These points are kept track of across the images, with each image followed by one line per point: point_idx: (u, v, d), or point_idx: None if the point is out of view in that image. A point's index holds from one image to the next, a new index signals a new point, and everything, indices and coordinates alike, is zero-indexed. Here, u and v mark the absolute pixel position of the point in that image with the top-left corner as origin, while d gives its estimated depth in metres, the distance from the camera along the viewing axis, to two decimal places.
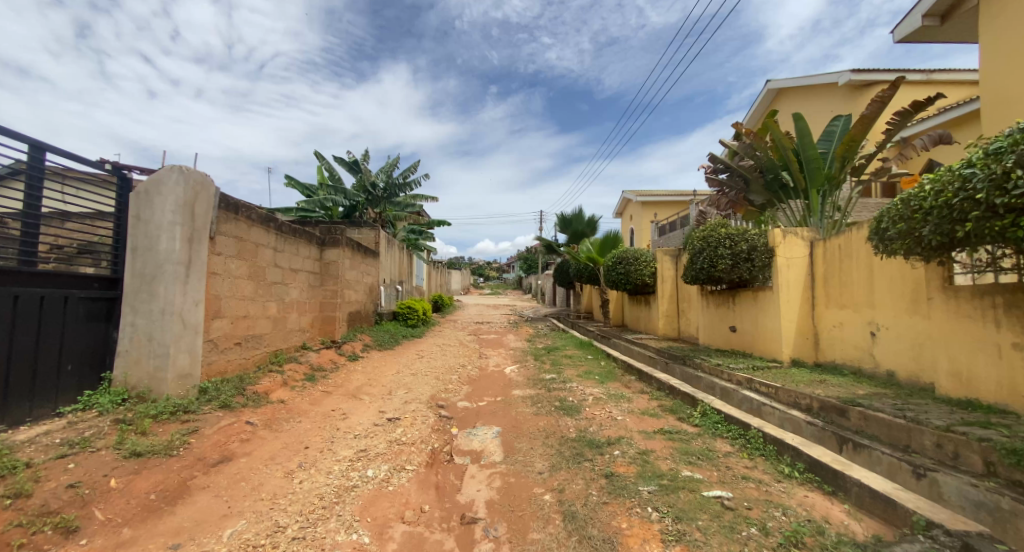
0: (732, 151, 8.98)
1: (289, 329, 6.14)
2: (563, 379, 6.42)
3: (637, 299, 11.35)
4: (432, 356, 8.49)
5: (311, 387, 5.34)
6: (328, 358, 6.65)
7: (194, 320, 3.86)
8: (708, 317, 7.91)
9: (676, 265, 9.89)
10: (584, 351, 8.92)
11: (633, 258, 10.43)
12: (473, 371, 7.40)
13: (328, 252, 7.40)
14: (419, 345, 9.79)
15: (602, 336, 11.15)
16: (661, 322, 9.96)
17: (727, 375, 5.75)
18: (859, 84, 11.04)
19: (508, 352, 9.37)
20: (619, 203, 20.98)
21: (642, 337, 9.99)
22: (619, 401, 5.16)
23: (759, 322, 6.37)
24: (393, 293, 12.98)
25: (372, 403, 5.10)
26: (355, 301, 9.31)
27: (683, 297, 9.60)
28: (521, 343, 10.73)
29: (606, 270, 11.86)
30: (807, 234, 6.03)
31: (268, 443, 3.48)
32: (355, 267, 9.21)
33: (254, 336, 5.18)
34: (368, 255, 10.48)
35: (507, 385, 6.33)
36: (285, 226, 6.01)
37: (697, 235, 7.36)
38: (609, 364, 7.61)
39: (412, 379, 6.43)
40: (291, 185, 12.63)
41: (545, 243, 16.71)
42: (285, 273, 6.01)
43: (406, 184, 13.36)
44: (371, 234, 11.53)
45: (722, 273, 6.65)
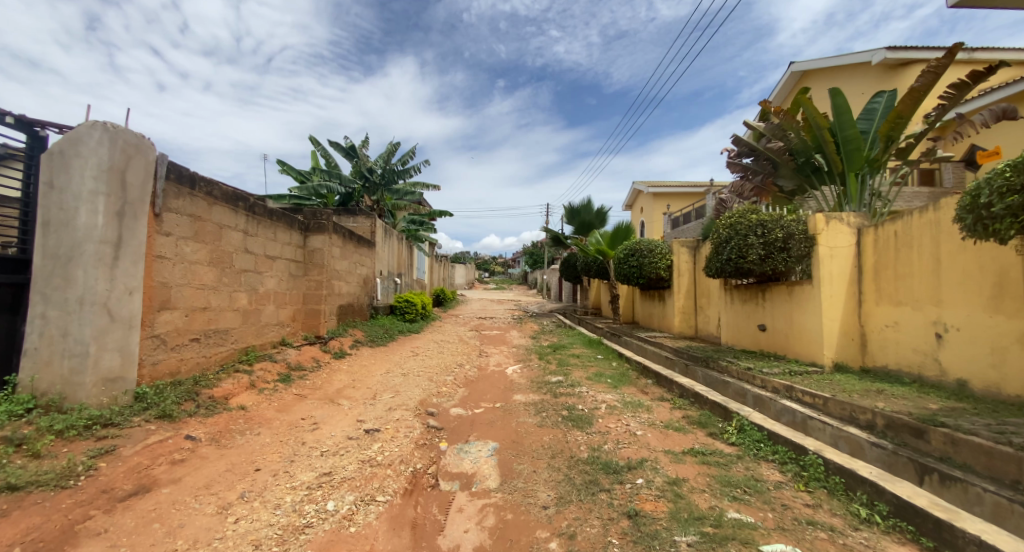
0: (758, 133, 8.16)
1: (264, 324, 5.49)
2: (572, 383, 5.69)
3: (650, 294, 10.58)
4: (428, 354, 7.79)
5: (283, 390, 4.66)
6: (310, 356, 5.99)
7: (125, 312, 3.20)
8: (732, 314, 7.14)
9: (694, 257, 9.12)
10: (594, 350, 8.18)
11: (647, 250, 9.66)
12: (472, 372, 6.70)
13: (313, 239, 6.71)
14: (415, 342, 9.11)
15: (613, 334, 10.40)
16: (676, 319, 9.20)
17: (760, 380, 5.02)
18: (895, 63, 10.13)
19: (511, 350, 8.64)
20: (629, 194, 20.14)
21: (656, 335, 9.23)
22: (638, 412, 4.43)
23: (795, 320, 5.60)
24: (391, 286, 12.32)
25: (352, 410, 4.41)
26: (346, 294, 8.64)
27: (702, 293, 8.82)
28: (525, 340, 10.02)
29: (616, 263, 11.08)
30: (854, 219, 5.24)
31: (206, 465, 2.82)
32: (346, 257, 8.54)
33: (216, 331, 4.52)
34: (362, 244, 9.80)
35: (508, 389, 5.62)
36: (259, 207, 5.33)
37: (722, 223, 6.58)
38: (622, 365, 6.87)
39: (403, 380, 5.74)
40: (284, 170, 11.97)
41: (551, 236, 15.94)
42: (259, 260, 5.35)
43: (405, 171, 12.65)
44: (367, 222, 10.84)
45: (752, 265, 5.88)
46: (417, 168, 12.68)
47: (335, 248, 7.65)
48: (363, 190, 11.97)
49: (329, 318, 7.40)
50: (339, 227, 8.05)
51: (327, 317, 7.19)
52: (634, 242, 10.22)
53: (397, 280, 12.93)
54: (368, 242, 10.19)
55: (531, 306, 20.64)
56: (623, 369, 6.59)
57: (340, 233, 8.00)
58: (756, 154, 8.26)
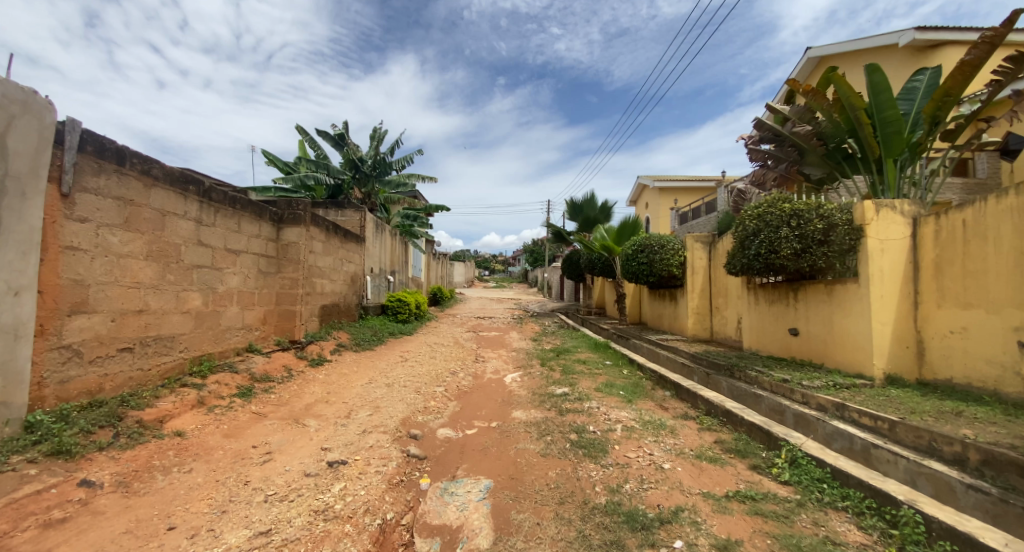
0: (782, 116, 7.38)
1: (224, 328, 4.76)
2: (579, 395, 4.95)
3: (660, 294, 9.84)
4: (418, 360, 7.04)
5: (239, 408, 3.93)
6: (280, 365, 5.26)
7: (9, 317, 2.55)
8: (756, 316, 6.39)
9: (710, 254, 8.42)
10: (601, 356, 7.43)
11: (657, 246, 8.87)
12: (466, 380, 5.97)
13: (287, 231, 5.98)
14: (406, 345, 8.38)
15: (620, 337, 9.66)
16: (690, 321, 8.47)
17: (800, 395, 4.28)
18: (923, 45, 9.38)
19: (510, 355, 7.91)
20: (633, 190, 19.43)
21: (668, 338, 8.50)
22: (661, 436, 3.69)
23: (836, 325, 4.86)
24: (383, 285, 11.59)
25: (319, 433, 3.69)
26: (329, 293, 7.89)
27: (719, 293, 8.09)
28: (525, 342, 9.30)
29: (623, 260, 10.33)
30: (908, 207, 4.50)
31: (97, 526, 2.11)
32: (328, 253, 7.79)
33: (158, 338, 3.79)
34: (349, 239, 9.06)
35: (506, 402, 4.89)
36: (216, 192, 4.59)
37: (747, 213, 5.83)
38: (634, 374, 6.13)
39: (386, 393, 5.01)
40: (268, 161, 11.21)
41: (553, 232, 15.19)
42: (217, 253, 4.61)
43: (398, 162, 11.90)
44: (356, 216, 10.09)
45: (785, 261, 5.13)
46: (410, 159, 11.93)
47: (313, 242, 6.89)
48: (352, 182, 11.23)
49: (307, 319, 6.67)
50: (320, 219, 7.30)
51: (305, 319, 6.46)
52: (644, 237, 9.46)
53: (389, 278, 12.19)
54: (356, 238, 9.44)
55: (532, 304, 19.91)
56: (636, 378, 5.84)
57: (320, 226, 7.25)
58: (779, 140, 7.48)
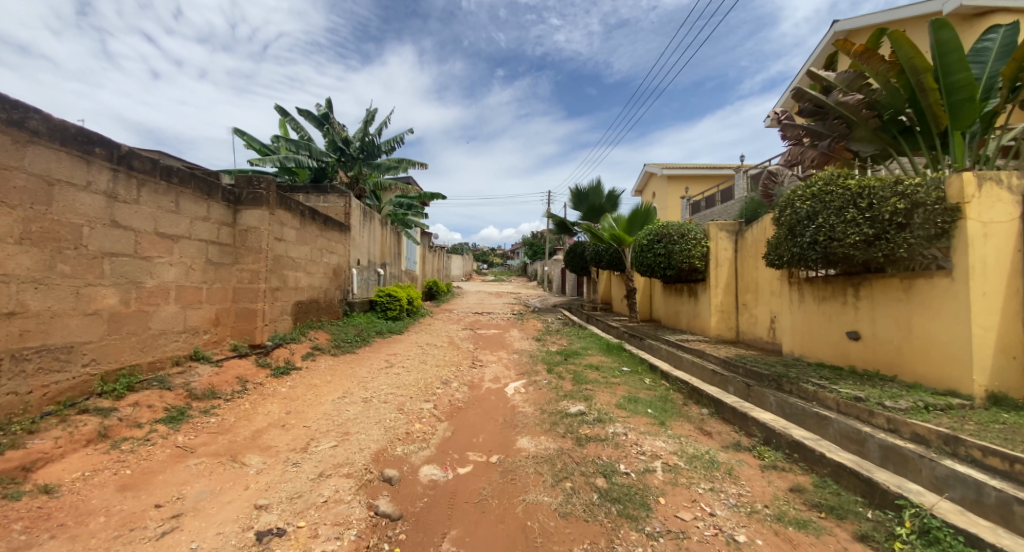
0: (825, 84, 6.41)
1: (156, 332, 3.82)
2: (599, 415, 4.02)
3: (677, 289, 8.93)
4: (405, 365, 6.07)
5: (159, 441, 2.98)
6: (232, 377, 4.30)
7: None
8: (800, 317, 5.46)
9: (737, 245, 7.52)
10: (615, 361, 6.50)
11: (676, 235, 7.93)
12: (461, 392, 5.02)
13: (245, 214, 5.01)
14: (394, 347, 7.41)
15: (632, 336, 8.74)
16: (713, 319, 7.57)
17: (883, 420, 3.34)
18: (971, 12, 8.38)
19: (512, 358, 6.96)
20: (639, 178, 18.49)
21: (689, 338, 7.60)
22: (718, 481, 2.75)
23: (915, 329, 3.91)
24: (372, 278, 10.63)
25: (259, 478, 2.74)
26: (305, 287, 6.92)
27: (748, 288, 7.21)
28: (527, 343, 8.37)
29: (634, 251, 9.39)
30: (1017, 181, 3.55)
31: None
32: (302, 242, 6.80)
33: (44, 349, 2.84)
34: (331, 227, 8.06)
35: (509, 424, 3.96)
36: (139, 160, 3.64)
37: (796, 194, 4.88)
38: (659, 384, 5.20)
39: (361, 413, 4.06)
40: (244, 141, 10.18)
41: (556, 222, 14.22)
42: (142, 238, 3.67)
43: (388, 143, 10.87)
44: (340, 201, 9.11)
45: (850, 250, 4.18)
46: (401, 140, 10.94)
47: (281, 228, 5.93)
48: (337, 164, 10.26)
49: (273, 319, 5.71)
50: (291, 202, 6.34)
51: (270, 320, 5.50)
52: (659, 225, 8.51)
53: (380, 271, 11.22)
54: (339, 225, 8.46)
55: (532, 300, 18.97)
56: (662, 391, 4.92)
57: (291, 210, 6.28)
58: (821, 112, 6.50)
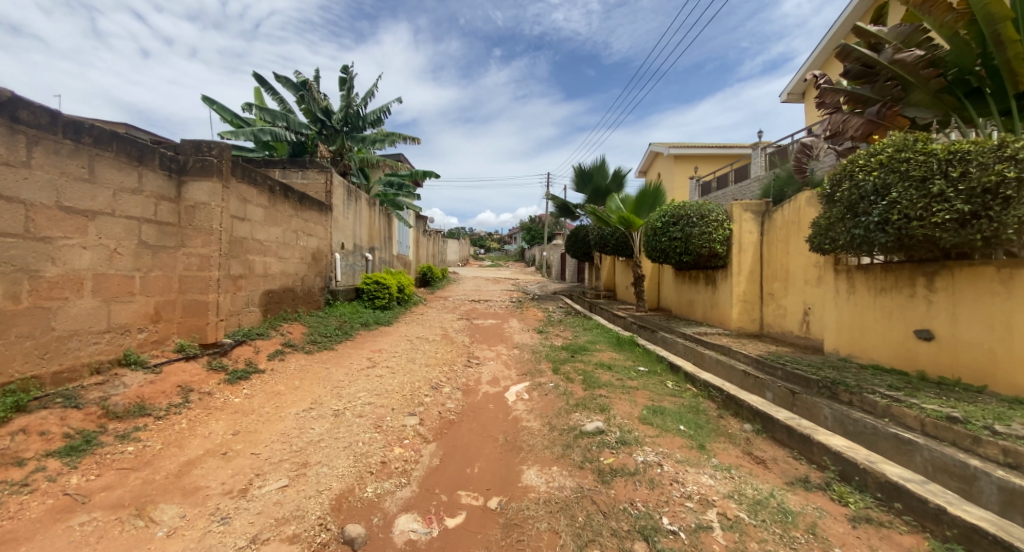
0: (876, 41, 5.51)
1: (64, 334, 3.01)
2: (622, 434, 3.25)
3: (691, 276, 8.15)
4: (391, 364, 5.28)
5: (39, 490, 2.20)
6: (171, 387, 3.48)
7: None
8: (847, 311, 4.70)
9: (764, 228, 6.73)
10: (629, 359, 5.73)
11: (695, 216, 7.10)
12: (454, 400, 4.25)
13: (191, 186, 4.11)
14: (380, 341, 6.61)
15: (643, 328, 8.00)
16: (735, 311, 6.83)
17: (997, 452, 2.58)
18: None
19: (512, 355, 6.18)
20: (644, 158, 17.57)
21: (707, 332, 6.86)
22: (803, 549, 1.99)
23: (1016, 331, 3.16)
24: (359, 263, 9.79)
25: (167, 546, 1.96)
26: (276, 274, 6.07)
27: (776, 275, 6.45)
28: (528, 335, 7.60)
29: (645, 235, 8.57)
30: None
31: None
32: (271, 222, 5.92)
33: None
34: (309, 206, 7.17)
35: (511, 447, 3.20)
36: (26, 109, 2.78)
37: (859, 162, 4.02)
38: (685, 389, 4.44)
39: (327, 432, 3.27)
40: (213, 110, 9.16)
41: (558, 204, 13.34)
42: (35, 212, 2.84)
43: (374, 115, 9.90)
44: (320, 178, 8.20)
45: (936, 231, 3.37)
46: (388, 111, 9.99)
47: (241, 204, 5.05)
48: (318, 137, 9.31)
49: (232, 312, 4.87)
50: (255, 174, 5.45)
51: (228, 314, 4.67)
52: (674, 205, 7.66)
53: (367, 256, 10.37)
54: (319, 205, 7.57)
55: (530, 286, 18.20)
56: (691, 399, 4.16)
57: (254, 184, 5.40)
58: (871, 74, 5.59)
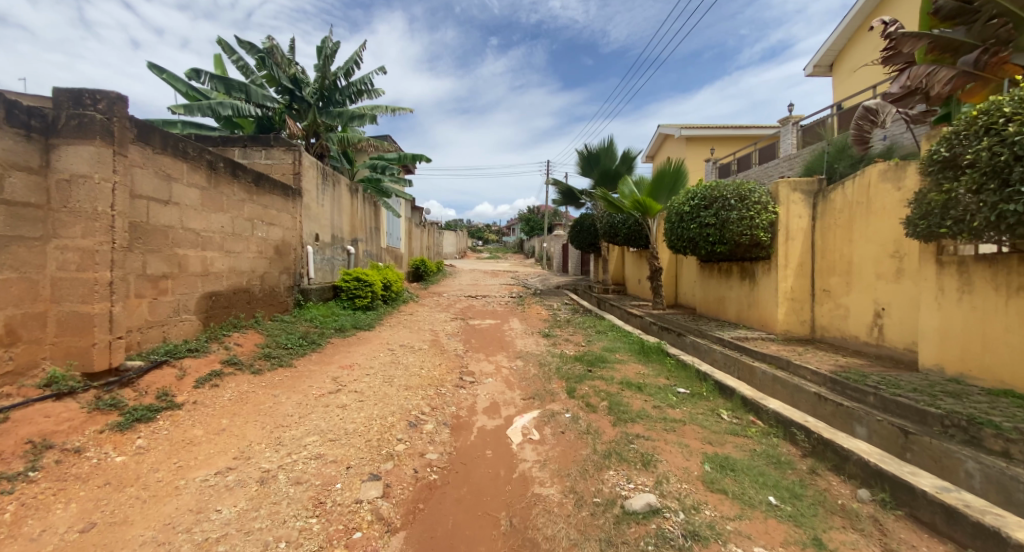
0: None
1: None
2: (691, 520, 2.14)
3: (722, 269, 7.03)
4: (361, 387, 4.13)
5: None
6: (13, 447, 2.32)
7: None
8: (956, 317, 3.59)
9: (819, 212, 5.59)
10: (661, 377, 4.60)
11: (732, 198, 5.94)
12: (438, 445, 3.10)
13: (63, 152, 2.91)
14: (355, 351, 5.47)
15: (666, 331, 6.89)
16: (780, 311, 5.72)
17: None
18: None
19: (516, 369, 5.04)
20: (652, 142, 16.35)
21: (748, 337, 5.75)
22: None
23: None
24: (339, 257, 8.65)
25: None
26: (221, 272, 4.90)
27: (833, 268, 5.34)
28: (532, 341, 6.47)
29: (665, 222, 7.42)
30: None
31: None
32: (213, 207, 4.74)
33: None
34: (269, 189, 5.98)
35: (521, 543, 2.07)
36: None
37: (1006, 110, 2.84)
38: (748, 426, 3.32)
39: (238, 519, 2.12)
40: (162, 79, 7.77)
41: (563, 190, 12.05)
42: None
43: (352, 87, 8.64)
44: (288, 158, 7.00)
45: None
46: (370, 82, 8.73)
47: (152, 181, 3.84)
48: (286, 111, 8.09)
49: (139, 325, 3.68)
50: (184, 146, 4.25)
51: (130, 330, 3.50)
52: (704, 186, 6.49)
53: (349, 249, 9.21)
54: (283, 188, 6.37)
55: (531, 280, 17.06)
56: (764, 444, 3.02)
57: (183, 158, 4.22)
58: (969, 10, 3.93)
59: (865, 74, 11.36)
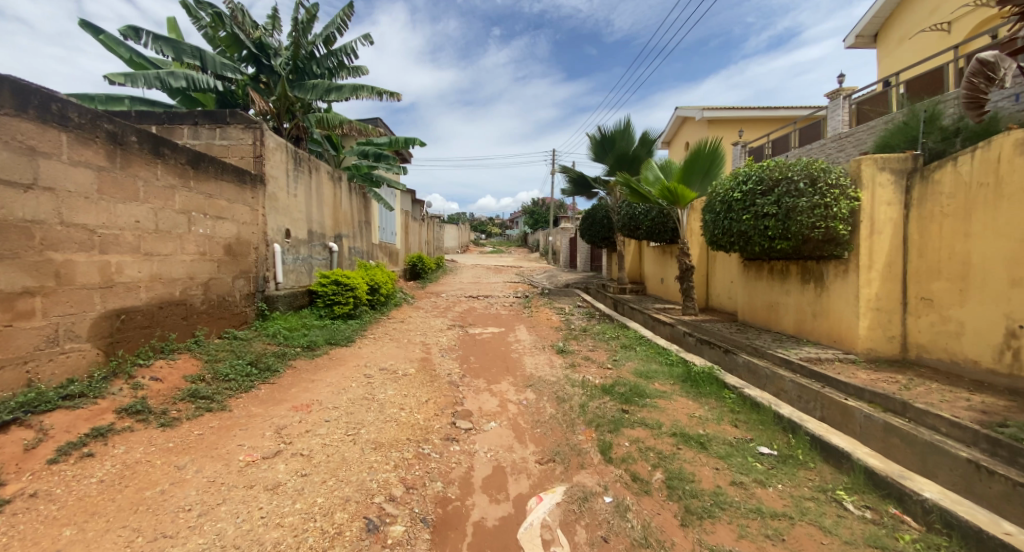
0: None
1: None
2: None
3: (774, 269, 5.77)
4: (311, 447, 2.95)
5: None
6: None
7: None
8: None
9: (915, 198, 4.33)
10: (727, 423, 3.37)
11: (799, 181, 4.68)
12: None
13: None
14: (321, 380, 4.29)
15: (707, 345, 5.66)
16: (863, 325, 4.47)
17: None
18: None
19: (527, 408, 3.84)
20: (670, 127, 14.99)
21: (823, 357, 4.50)
22: None
23: None
24: (317, 257, 7.46)
25: None
26: (137, 282, 3.73)
27: (939, 270, 4.08)
28: (545, 360, 5.27)
29: (706, 213, 6.14)
30: None
31: None
32: (121, 196, 3.56)
33: None
34: (215, 172, 4.77)
35: None
36: None
37: None
38: (897, 532, 2.10)
39: None
40: (102, 42, 6.47)
41: (575, 179, 10.78)
42: None
43: (331, 57, 7.37)
44: (246, 137, 5.78)
45: None
46: (352, 51, 7.45)
47: None
48: (252, 84, 6.85)
49: None
50: (60, 108, 3.05)
51: None
52: (759, 166, 5.23)
53: (331, 246, 8.01)
54: (237, 173, 5.18)
55: (537, 277, 15.83)
56: None
57: (58, 126, 3.04)
58: None
59: (918, 43, 9.98)
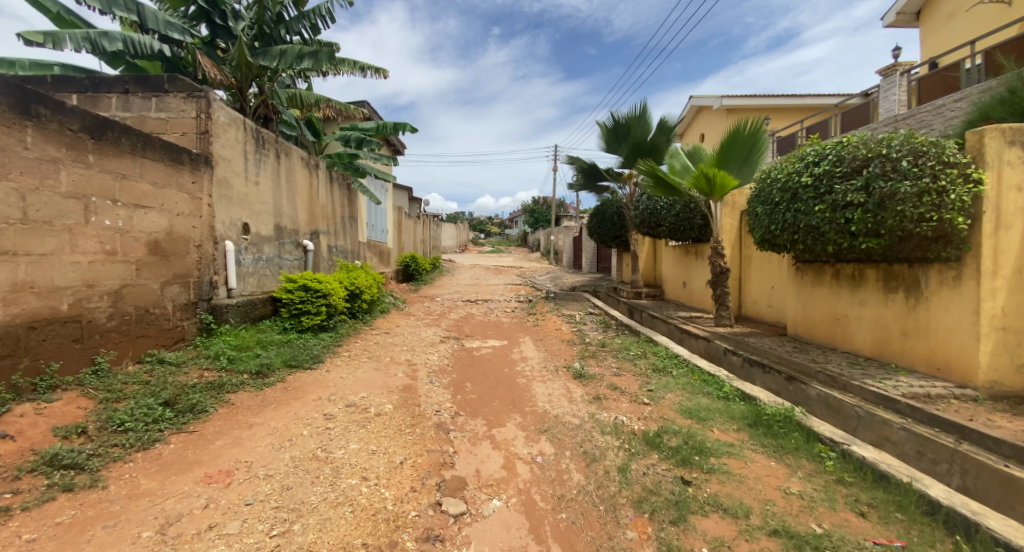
0: None
1: None
2: None
3: (842, 274, 4.66)
4: None
5: None
6: None
7: None
8: None
9: None
10: (848, 511, 2.24)
11: (896, 159, 3.57)
12: None
13: None
14: (262, 425, 3.15)
15: (761, 368, 4.54)
16: (985, 349, 3.36)
17: None
18: None
19: (544, 473, 2.71)
20: (683, 118, 13.88)
21: (933, 393, 3.39)
22: None
23: None
24: (286, 256, 6.34)
25: None
26: None
27: None
28: (560, 389, 4.14)
29: (758, 204, 5.02)
30: None
31: None
32: None
33: None
34: (131, 146, 3.64)
35: None
36: None
37: None
38: None
39: None
40: None
41: (584, 170, 9.66)
42: None
43: (302, 21, 6.27)
44: (188, 109, 4.64)
45: None
46: (327, 14, 6.33)
47: None
48: (204, 48, 5.75)
49: None
50: None
51: None
52: (833, 144, 4.12)
53: (305, 245, 6.88)
54: (168, 149, 4.06)
55: (540, 278, 14.69)
56: None
57: None
58: None
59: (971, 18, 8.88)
